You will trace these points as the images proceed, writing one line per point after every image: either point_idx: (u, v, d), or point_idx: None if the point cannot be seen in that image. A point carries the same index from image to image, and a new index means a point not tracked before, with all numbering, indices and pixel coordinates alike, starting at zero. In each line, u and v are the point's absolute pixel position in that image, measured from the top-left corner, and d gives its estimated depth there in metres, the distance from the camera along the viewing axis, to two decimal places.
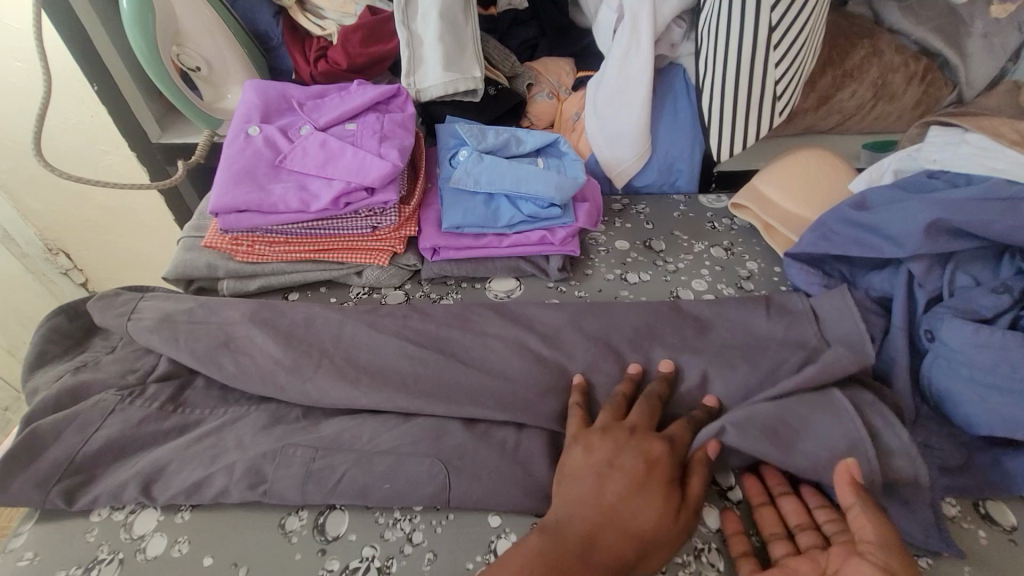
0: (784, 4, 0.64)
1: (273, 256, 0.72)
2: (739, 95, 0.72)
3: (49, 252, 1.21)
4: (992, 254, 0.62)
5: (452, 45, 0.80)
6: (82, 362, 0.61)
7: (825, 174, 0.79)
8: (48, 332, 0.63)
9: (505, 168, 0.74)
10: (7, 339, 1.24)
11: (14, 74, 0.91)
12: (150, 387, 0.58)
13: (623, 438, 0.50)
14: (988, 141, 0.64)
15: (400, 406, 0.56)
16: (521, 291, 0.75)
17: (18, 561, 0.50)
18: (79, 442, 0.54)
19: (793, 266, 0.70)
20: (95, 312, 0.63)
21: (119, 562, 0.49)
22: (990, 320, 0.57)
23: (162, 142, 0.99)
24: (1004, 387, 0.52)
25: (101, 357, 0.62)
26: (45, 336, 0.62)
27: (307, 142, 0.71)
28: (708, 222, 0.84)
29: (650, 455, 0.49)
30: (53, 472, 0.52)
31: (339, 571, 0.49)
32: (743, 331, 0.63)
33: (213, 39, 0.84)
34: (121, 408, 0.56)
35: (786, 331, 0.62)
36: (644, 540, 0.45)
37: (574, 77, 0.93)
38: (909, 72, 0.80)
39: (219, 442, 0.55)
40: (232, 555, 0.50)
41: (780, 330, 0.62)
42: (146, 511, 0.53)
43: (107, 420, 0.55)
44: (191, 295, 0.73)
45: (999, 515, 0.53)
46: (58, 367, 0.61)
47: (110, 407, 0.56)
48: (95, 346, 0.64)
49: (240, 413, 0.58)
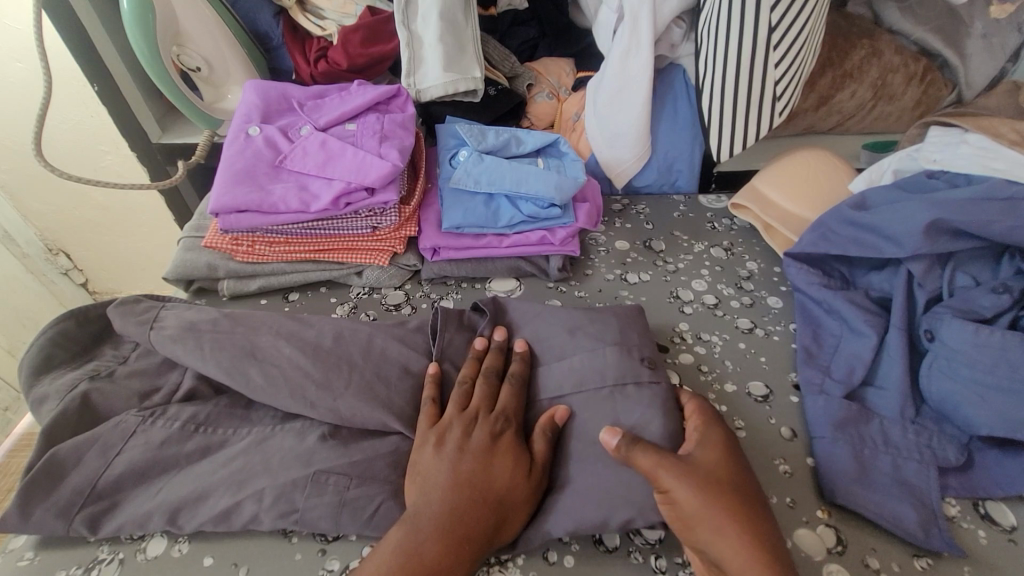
0: (784, 3, 0.64)
1: (273, 255, 0.72)
2: (738, 97, 0.72)
3: (49, 253, 1.22)
4: (993, 254, 0.61)
5: (452, 46, 0.80)
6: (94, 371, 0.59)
7: (824, 175, 0.79)
8: (50, 334, 0.61)
9: (505, 168, 0.74)
10: (7, 338, 1.22)
11: (15, 75, 0.92)
12: (136, 387, 0.58)
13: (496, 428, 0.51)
14: (987, 141, 0.64)
15: (390, 419, 0.54)
16: (521, 291, 0.75)
17: (17, 561, 0.51)
18: (101, 467, 0.52)
19: (792, 266, 0.69)
20: (84, 310, 0.63)
21: (119, 562, 0.50)
22: (990, 320, 0.57)
23: (162, 142, 0.98)
24: (1004, 386, 0.52)
25: (115, 367, 0.60)
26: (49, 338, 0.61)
27: (306, 142, 0.71)
28: (707, 222, 0.84)
29: (495, 428, 0.50)
30: (82, 499, 0.50)
31: (339, 571, 0.49)
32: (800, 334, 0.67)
33: (212, 38, 0.83)
34: (144, 428, 0.54)
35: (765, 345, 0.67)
36: (500, 504, 0.46)
37: (574, 78, 0.93)
38: (909, 72, 0.80)
39: (213, 439, 0.54)
40: (232, 555, 0.50)
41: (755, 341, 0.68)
42: (156, 537, 0.51)
43: (131, 443, 0.53)
44: (191, 294, 0.74)
45: (1000, 515, 0.52)
46: (69, 375, 0.59)
47: (132, 429, 0.54)
48: (104, 357, 0.61)
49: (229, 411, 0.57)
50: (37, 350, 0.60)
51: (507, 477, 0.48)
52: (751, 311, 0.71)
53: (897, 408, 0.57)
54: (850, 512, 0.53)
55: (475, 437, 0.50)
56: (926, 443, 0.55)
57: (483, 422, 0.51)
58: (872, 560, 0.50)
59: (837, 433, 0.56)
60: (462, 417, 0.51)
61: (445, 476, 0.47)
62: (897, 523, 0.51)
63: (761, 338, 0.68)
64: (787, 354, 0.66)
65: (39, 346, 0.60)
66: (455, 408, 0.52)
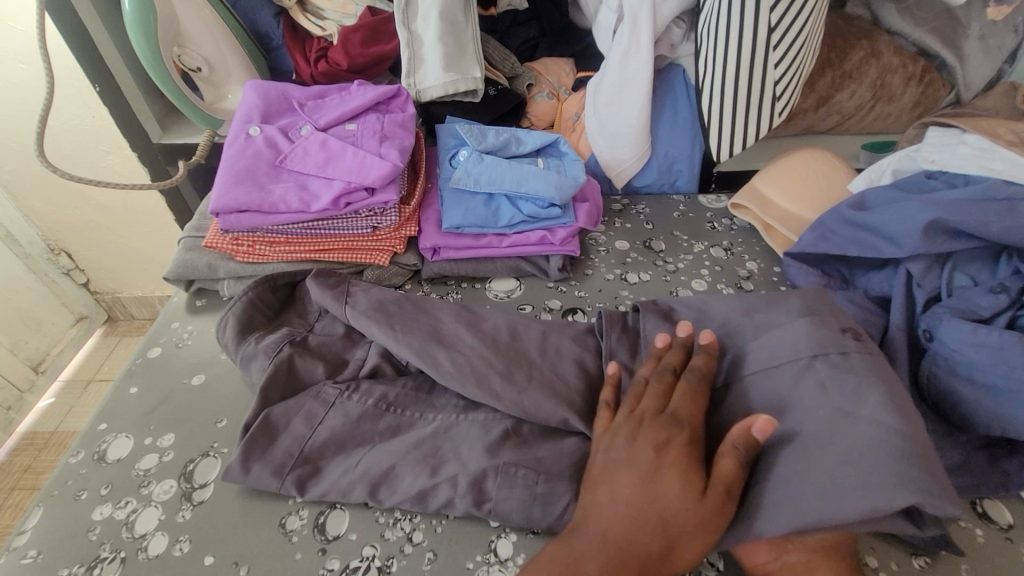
0: (783, 4, 0.64)
1: (273, 255, 0.72)
2: (738, 96, 0.72)
3: (50, 253, 1.23)
4: (991, 254, 0.62)
5: (452, 46, 0.80)
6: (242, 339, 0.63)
7: (824, 175, 0.79)
8: (248, 302, 0.66)
9: (505, 168, 0.74)
10: (10, 338, 1.23)
11: (17, 76, 0.92)
12: None
13: (678, 438, 0.45)
14: (985, 141, 0.65)
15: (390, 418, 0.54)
16: (521, 291, 0.75)
17: (22, 558, 0.51)
18: None
19: (792, 265, 0.71)
20: (268, 282, 0.68)
21: (121, 560, 0.50)
22: (988, 320, 0.57)
23: (163, 142, 0.98)
24: (1002, 386, 0.52)
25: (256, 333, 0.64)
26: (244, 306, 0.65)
27: (307, 142, 0.71)
28: (707, 222, 0.85)
29: (660, 437, 0.45)
30: None
31: (339, 570, 0.49)
32: None
33: (212, 39, 0.84)
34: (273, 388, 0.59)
35: None
36: (672, 528, 0.41)
37: (574, 77, 0.93)
38: (908, 72, 0.80)
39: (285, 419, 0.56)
40: (232, 554, 0.50)
41: None
42: (156, 537, 0.52)
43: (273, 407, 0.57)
44: (192, 294, 0.74)
45: (997, 514, 0.53)
46: (228, 335, 0.64)
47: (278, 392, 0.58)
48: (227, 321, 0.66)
49: (294, 403, 0.57)
50: (239, 314, 0.65)
51: (677, 496, 0.42)
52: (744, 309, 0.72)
53: None
54: None
55: (642, 447, 0.45)
56: None
57: (653, 429, 0.46)
58: (871, 559, 0.50)
59: None
60: (630, 422, 0.48)
61: (616, 488, 0.43)
62: None
63: None
64: None
65: (240, 311, 0.65)
66: (649, 410, 0.49)
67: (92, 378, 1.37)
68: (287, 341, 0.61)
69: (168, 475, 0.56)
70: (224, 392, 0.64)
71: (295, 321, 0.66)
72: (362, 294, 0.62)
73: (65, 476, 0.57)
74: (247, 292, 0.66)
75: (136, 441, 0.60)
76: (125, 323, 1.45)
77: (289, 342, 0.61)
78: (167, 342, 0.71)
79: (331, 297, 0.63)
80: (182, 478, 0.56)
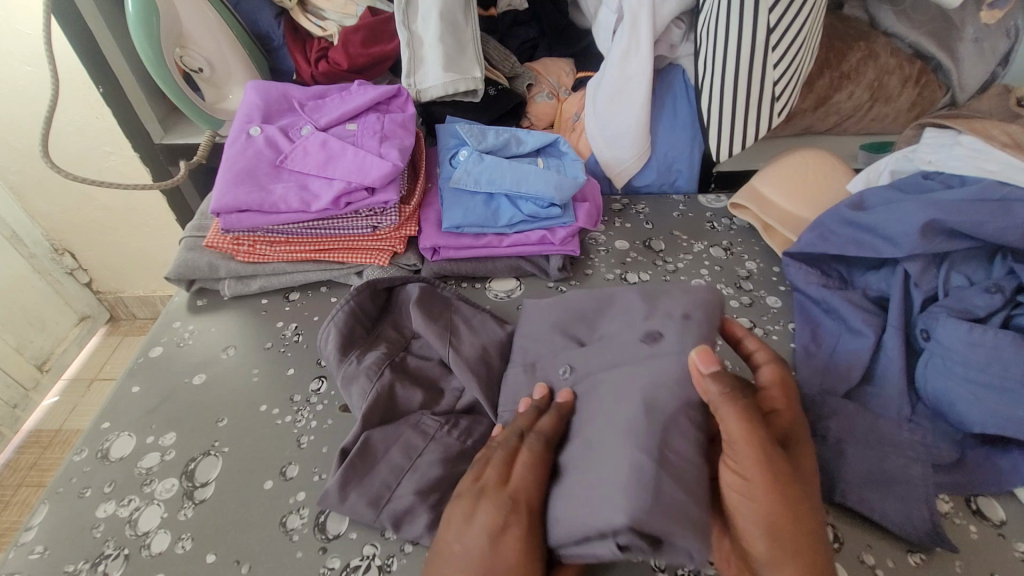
0: (783, 4, 0.65)
1: (273, 255, 0.73)
2: (738, 88, 0.72)
3: (55, 252, 1.24)
4: (986, 254, 0.62)
5: (452, 46, 0.81)
6: (344, 352, 0.63)
7: (823, 175, 0.79)
8: (349, 309, 0.65)
9: (506, 167, 0.75)
10: (16, 337, 1.24)
11: (23, 78, 0.92)
12: None
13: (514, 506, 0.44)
14: (980, 143, 0.65)
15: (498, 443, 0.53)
16: (521, 291, 0.76)
17: (29, 554, 0.52)
18: None
19: (792, 266, 0.71)
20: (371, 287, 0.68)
21: (124, 557, 0.51)
22: (983, 319, 0.58)
23: (164, 142, 0.98)
24: (995, 385, 0.53)
25: (359, 350, 0.63)
26: (348, 317, 0.65)
27: (307, 142, 0.72)
28: (707, 222, 0.85)
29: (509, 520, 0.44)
30: None
31: (339, 569, 0.50)
32: (809, 325, 0.67)
33: (214, 40, 0.84)
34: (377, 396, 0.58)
35: (767, 347, 0.68)
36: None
37: (574, 78, 0.94)
38: (904, 74, 0.80)
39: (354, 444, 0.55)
40: (234, 552, 0.51)
41: (757, 342, 0.68)
42: (158, 534, 0.52)
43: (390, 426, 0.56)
44: (192, 294, 0.75)
45: (990, 510, 0.53)
46: (331, 340, 0.63)
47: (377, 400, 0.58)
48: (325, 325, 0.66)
49: (392, 430, 0.56)
50: (343, 321, 0.64)
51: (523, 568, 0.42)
52: (750, 311, 0.72)
53: (895, 407, 0.58)
54: (846, 509, 0.53)
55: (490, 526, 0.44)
56: (921, 441, 0.56)
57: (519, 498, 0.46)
58: (868, 556, 0.51)
59: (835, 432, 0.56)
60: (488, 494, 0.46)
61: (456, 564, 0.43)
62: (891, 520, 0.51)
63: (760, 338, 0.69)
64: (785, 354, 0.67)
65: (344, 319, 0.64)
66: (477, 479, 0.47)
67: (94, 378, 1.37)
68: (388, 362, 0.61)
69: (169, 473, 0.57)
70: (226, 390, 0.65)
71: (391, 336, 0.66)
72: (466, 334, 0.63)
73: (69, 474, 0.58)
74: (349, 301, 0.66)
75: (138, 440, 0.60)
76: (126, 323, 1.46)
77: (390, 363, 0.61)
78: (168, 341, 0.71)
79: (436, 331, 0.62)
80: (183, 477, 0.57)
